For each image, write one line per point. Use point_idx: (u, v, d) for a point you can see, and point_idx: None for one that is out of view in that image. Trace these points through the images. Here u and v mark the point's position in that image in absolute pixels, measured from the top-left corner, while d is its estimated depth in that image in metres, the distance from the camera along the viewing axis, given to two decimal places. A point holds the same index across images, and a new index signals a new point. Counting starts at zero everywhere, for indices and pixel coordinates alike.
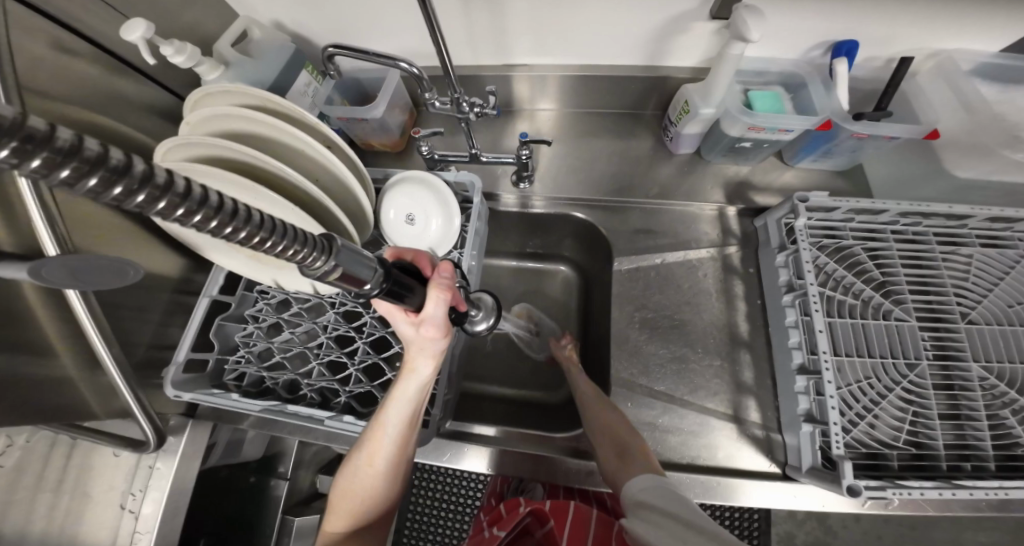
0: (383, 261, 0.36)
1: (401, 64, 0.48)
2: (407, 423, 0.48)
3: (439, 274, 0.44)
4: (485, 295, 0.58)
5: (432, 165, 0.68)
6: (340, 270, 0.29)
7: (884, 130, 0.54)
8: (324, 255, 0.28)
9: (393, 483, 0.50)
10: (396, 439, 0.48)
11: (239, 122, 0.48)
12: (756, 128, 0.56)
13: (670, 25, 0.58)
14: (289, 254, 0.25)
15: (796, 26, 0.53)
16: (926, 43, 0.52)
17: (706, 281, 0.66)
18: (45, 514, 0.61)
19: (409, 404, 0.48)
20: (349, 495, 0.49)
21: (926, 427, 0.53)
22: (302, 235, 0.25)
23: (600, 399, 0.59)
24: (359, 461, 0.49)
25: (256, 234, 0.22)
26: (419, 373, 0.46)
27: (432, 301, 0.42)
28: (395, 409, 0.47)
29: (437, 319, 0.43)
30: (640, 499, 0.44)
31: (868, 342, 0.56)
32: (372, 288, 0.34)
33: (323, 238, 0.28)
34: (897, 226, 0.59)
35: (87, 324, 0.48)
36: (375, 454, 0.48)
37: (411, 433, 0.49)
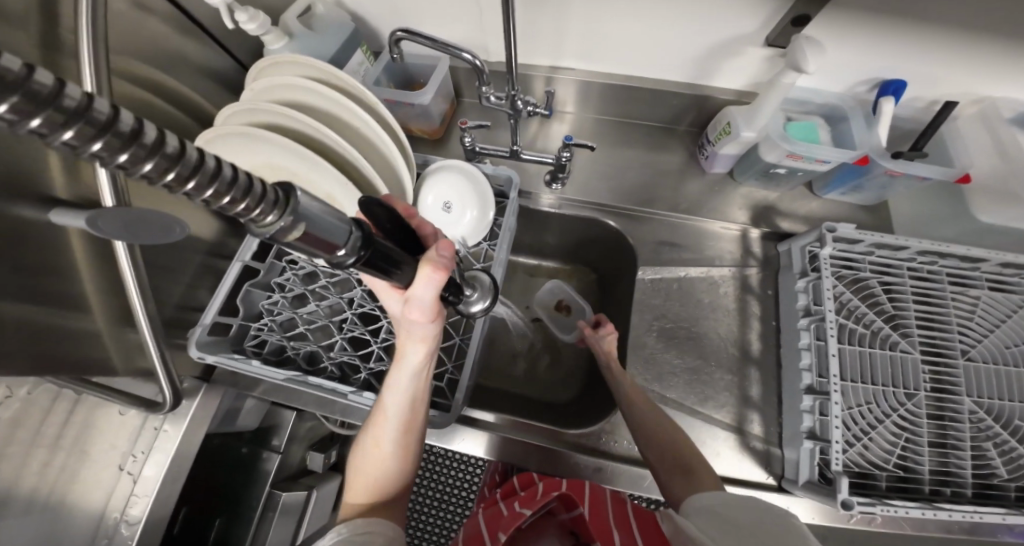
0: (365, 233, 0.31)
1: (465, 55, 0.49)
2: (407, 402, 0.49)
3: (435, 251, 0.39)
4: (481, 274, 0.56)
5: (470, 156, 0.69)
6: (305, 229, 0.25)
7: (917, 170, 0.56)
8: (287, 214, 0.24)
9: (404, 459, 0.51)
10: (398, 422, 0.49)
11: (298, 92, 0.50)
12: (795, 156, 0.58)
13: (724, 47, 0.60)
14: (252, 213, 0.22)
15: (849, 59, 0.55)
16: (974, 87, 0.55)
17: (725, 298, 0.68)
18: (36, 470, 0.59)
19: (409, 389, 0.49)
20: (363, 477, 0.51)
21: (915, 452, 0.56)
22: (258, 188, 0.22)
23: (646, 401, 0.59)
24: (366, 444, 0.51)
25: (224, 192, 0.21)
26: (409, 360, 0.47)
27: (420, 281, 0.38)
28: (393, 391, 0.49)
29: (425, 300, 0.40)
30: (708, 510, 0.44)
31: (873, 370, 0.58)
32: (348, 256, 0.30)
33: (280, 190, 0.25)
34: (913, 263, 0.62)
35: (128, 277, 0.49)
36: (379, 437, 0.50)
37: (415, 411, 0.50)
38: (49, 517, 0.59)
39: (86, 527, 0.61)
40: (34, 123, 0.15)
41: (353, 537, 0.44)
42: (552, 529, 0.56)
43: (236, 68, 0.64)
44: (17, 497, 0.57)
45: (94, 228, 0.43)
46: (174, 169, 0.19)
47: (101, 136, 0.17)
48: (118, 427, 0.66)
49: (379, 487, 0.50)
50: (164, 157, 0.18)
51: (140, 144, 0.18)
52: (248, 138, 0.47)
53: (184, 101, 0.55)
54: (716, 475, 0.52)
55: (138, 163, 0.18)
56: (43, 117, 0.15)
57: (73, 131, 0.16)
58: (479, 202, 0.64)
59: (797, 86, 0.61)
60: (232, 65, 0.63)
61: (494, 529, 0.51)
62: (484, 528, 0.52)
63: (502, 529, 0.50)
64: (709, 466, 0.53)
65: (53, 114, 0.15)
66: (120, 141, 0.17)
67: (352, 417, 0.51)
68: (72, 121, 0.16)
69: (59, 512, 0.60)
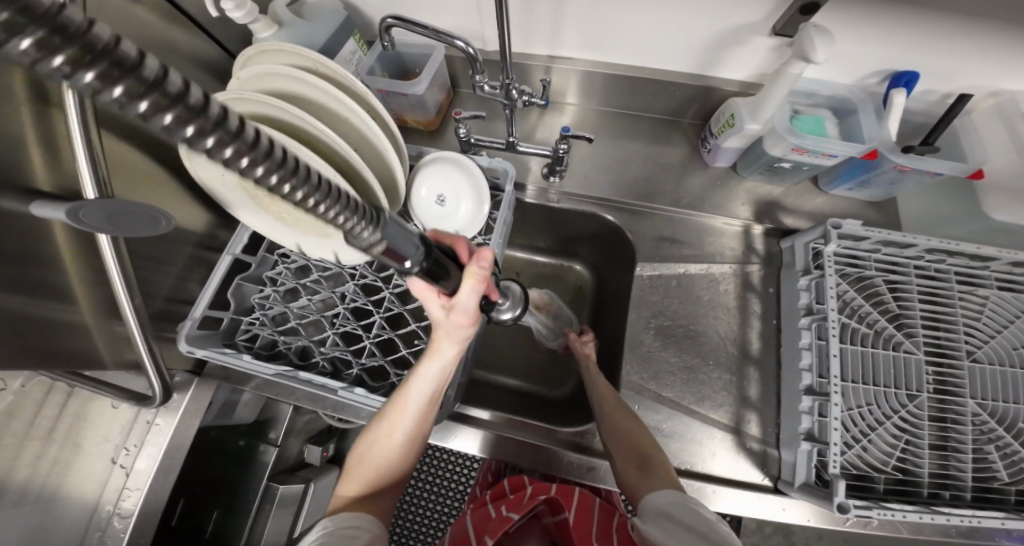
0: (427, 244, 0.34)
1: (457, 42, 0.47)
2: (431, 397, 0.49)
3: (478, 261, 0.43)
4: (513, 285, 0.57)
5: (466, 148, 0.67)
6: (383, 245, 0.27)
7: (929, 165, 0.54)
8: (373, 227, 0.26)
9: (410, 454, 0.51)
10: (416, 414, 0.49)
11: (290, 82, 0.48)
12: (801, 149, 0.56)
13: (728, 35, 0.58)
14: (339, 220, 0.23)
15: (859, 49, 0.53)
16: (992, 80, 0.52)
17: (725, 296, 0.66)
18: (30, 462, 0.58)
19: (432, 383, 0.49)
20: (367, 462, 0.50)
21: (914, 455, 0.54)
22: (353, 203, 0.23)
23: (616, 404, 0.58)
24: (380, 429, 0.49)
25: (314, 198, 0.20)
26: (442, 355, 0.48)
27: (465, 290, 0.42)
28: (421, 382, 0.48)
29: (469, 306, 0.43)
30: (663, 511, 0.44)
31: (875, 370, 0.56)
32: (411, 267, 0.33)
33: (373, 210, 0.27)
34: (920, 261, 0.60)
35: (114, 271, 0.48)
36: (395, 425, 0.49)
37: (432, 408, 0.50)
38: (40, 510, 0.58)
39: (82, 511, 0.61)
40: (118, 93, 0.13)
41: (335, 531, 0.43)
42: (536, 533, 0.56)
43: (225, 56, 0.62)
44: (10, 488, 0.56)
45: (75, 220, 0.42)
46: (266, 164, 0.17)
47: (155, 99, 0.14)
48: (110, 420, 0.65)
49: (380, 476, 0.50)
50: (228, 133, 0.16)
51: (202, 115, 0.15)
52: None
53: None
54: (676, 476, 0.51)
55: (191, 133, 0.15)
56: (95, 71, 0.12)
57: (123, 90, 0.13)
58: (473, 195, 0.62)
59: (805, 77, 0.59)
60: (221, 53, 0.61)
61: (481, 531, 0.51)
62: (471, 529, 0.52)
63: (488, 532, 0.50)
64: (672, 466, 0.52)
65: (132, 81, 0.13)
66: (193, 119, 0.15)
67: (366, 395, 0.49)
68: (123, 78, 0.13)
69: (54, 503, 0.59)
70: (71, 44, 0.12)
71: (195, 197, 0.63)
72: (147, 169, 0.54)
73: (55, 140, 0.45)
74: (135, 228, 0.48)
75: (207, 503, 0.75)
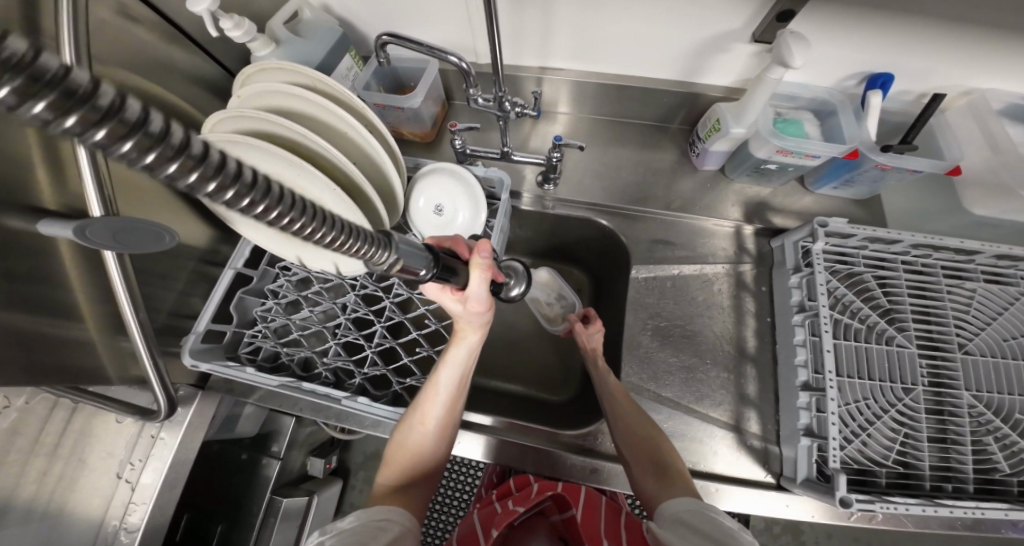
0: (432, 249, 0.37)
1: (451, 58, 0.50)
2: (459, 385, 0.51)
3: (480, 252, 0.43)
4: (514, 262, 0.57)
5: (462, 159, 0.69)
6: (398, 265, 0.32)
7: (908, 163, 0.56)
8: (385, 249, 0.29)
9: (442, 444, 0.51)
10: (447, 399, 0.50)
11: (290, 99, 0.50)
12: (784, 151, 0.58)
13: (710, 44, 0.60)
14: (354, 251, 0.26)
15: (835, 53, 0.55)
16: (965, 79, 0.54)
17: (719, 296, 0.68)
18: (35, 480, 0.58)
19: (460, 370, 0.51)
20: (402, 452, 0.50)
21: (915, 448, 0.55)
22: (361, 231, 0.26)
23: (629, 403, 0.58)
24: (412, 420, 0.50)
25: (336, 238, 0.25)
26: (466, 342, 0.51)
27: (474, 281, 0.44)
28: (448, 371, 0.50)
29: (480, 296, 0.45)
30: (678, 517, 0.44)
31: (869, 365, 0.58)
32: (427, 274, 0.36)
33: (381, 235, 0.29)
34: (907, 256, 0.61)
35: (119, 285, 0.49)
36: (427, 413, 0.50)
37: (461, 395, 0.52)
38: (45, 528, 0.58)
39: (85, 530, 0.61)
40: (127, 147, 0.16)
41: (368, 522, 0.43)
42: (543, 531, 0.56)
43: (224, 74, 0.64)
44: (16, 506, 0.56)
45: (83, 238, 0.43)
46: (246, 194, 0.20)
47: (135, 136, 0.16)
48: (113, 436, 0.64)
49: (417, 466, 0.50)
50: (195, 160, 0.18)
51: (176, 147, 0.17)
52: (238, 145, 0.47)
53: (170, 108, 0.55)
54: (693, 481, 0.51)
55: (166, 164, 0.17)
56: (79, 116, 0.14)
57: (105, 130, 0.15)
58: (470, 203, 0.64)
59: (786, 82, 0.61)
60: (220, 71, 0.63)
61: (488, 525, 0.52)
62: (479, 525, 0.53)
63: (495, 525, 0.51)
64: (688, 473, 0.52)
65: (117, 128, 0.15)
66: (174, 155, 0.17)
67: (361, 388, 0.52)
68: (104, 120, 0.15)
69: (60, 521, 0.59)
70: (53, 90, 0.14)
71: (198, 214, 0.65)
72: (151, 188, 0.56)
73: (61, 161, 0.46)
74: (141, 243, 0.49)
75: (212, 521, 0.75)
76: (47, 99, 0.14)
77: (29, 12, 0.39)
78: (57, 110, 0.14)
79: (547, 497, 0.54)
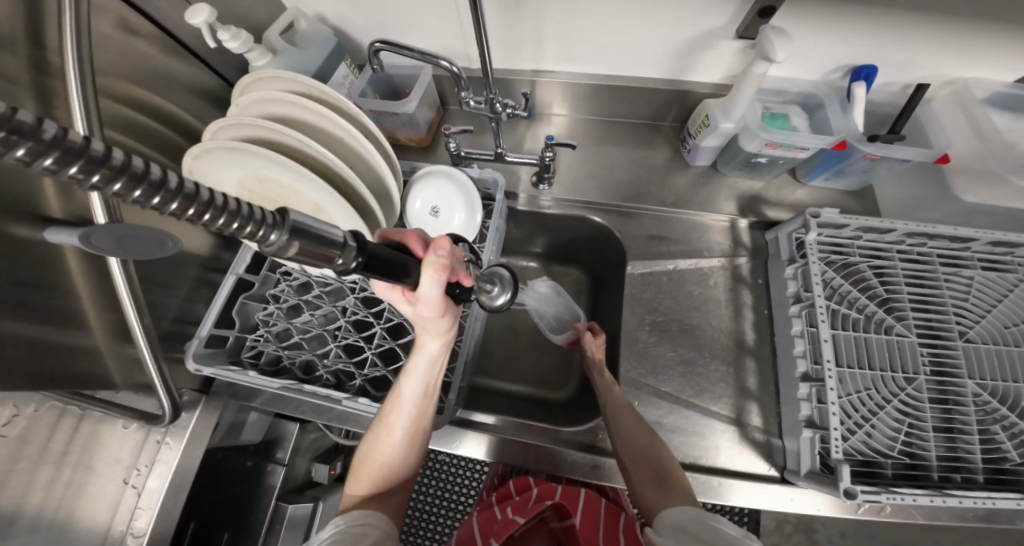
0: (360, 235, 0.31)
1: (441, 62, 0.51)
2: (423, 396, 0.50)
3: (435, 250, 0.40)
4: (500, 270, 0.53)
5: (457, 161, 0.71)
6: (298, 247, 0.25)
7: (897, 152, 0.57)
8: (276, 229, 0.24)
9: (412, 453, 0.51)
10: (413, 410, 0.49)
11: (287, 106, 0.52)
12: (773, 144, 0.59)
13: (698, 41, 0.61)
14: (292, 250, 0.25)
15: (820, 47, 0.56)
16: (947, 69, 0.55)
17: (716, 289, 0.68)
18: (44, 487, 0.58)
19: (424, 380, 0.49)
20: (370, 462, 0.50)
21: (921, 438, 0.54)
22: (311, 232, 0.25)
23: (631, 411, 0.57)
24: (377, 431, 0.50)
25: (263, 231, 0.23)
26: (426, 349, 0.48)
27: (425, 282, 0.39)
28: (410, 381, 0.49)
29: (432, 298, 0.41)
30: (679, 526, 0.41)
31: (870, 355, 0.56)
32: (347, 263, 0.29)
33: (277, 213, 0.25)
34: (902, 246, 0.61)
35: (123, 291, 0.50)
36: (392, 424, 0.49)
37: (427, 405, 0.50)
38: (52, 537, 0.58)
39: (91, 538, 0.60)
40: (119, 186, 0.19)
41: (348, 529, 0.43)
42: (542, 536, 0.57)
43: (223, 84, 0.66)
44: (23, 517, 0.55)
45: (87, 243, 0.45)
46: (266, 229, 0.24)
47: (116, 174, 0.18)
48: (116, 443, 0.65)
49: (385, 476, 0.50)
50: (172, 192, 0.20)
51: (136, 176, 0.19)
52: (237, 152, 0.49)
53: (170, 118, 0.56)
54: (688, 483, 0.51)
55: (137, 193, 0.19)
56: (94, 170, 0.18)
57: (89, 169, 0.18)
58: (465, 205, 0.65)
59: (773, 76, 0.62)
60: (219, 82, 0.65)
61: (487, 533, 0.51)
62: (478, 531, 0.53)
63: (494, 534, 0.50)
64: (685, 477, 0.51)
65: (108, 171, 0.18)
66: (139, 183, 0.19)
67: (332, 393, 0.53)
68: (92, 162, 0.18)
69: (67, 531, 0.59)
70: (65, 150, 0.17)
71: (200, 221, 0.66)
72: None
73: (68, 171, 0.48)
74: (146, 250, 0.51)
75: (218, 532, 0.76)
76: (72, 160, 0.18)
77: (33, 27, 0.41)
78: (61, 161, 0.17)
79: (546, 506, 0.54)
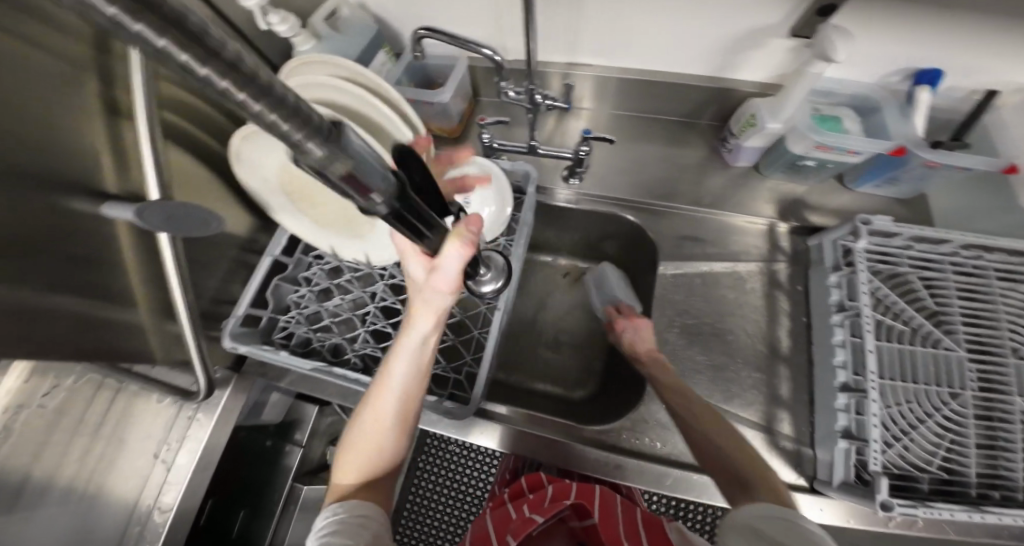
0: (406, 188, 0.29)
1: (485, 51, 0.50)
2: (414, 376, 0.48)
3: (468, 226, 0.41)
4: (495, 256, 0.56)
5: (488, 153, 0.70)
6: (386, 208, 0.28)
7: (958, 160, 0.54)
8: (387, 195, 0.27)
9: (401, 435, 0.49)
10: (404, 391, 0.48)
11: (331, 91, 0.52)
12: (824, 147, 0.57)
13: (747, 38, 0.59)
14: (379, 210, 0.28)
15: (880, 48, 0.53)
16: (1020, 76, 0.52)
17: (750, 293, 0.66)
18: (77, 458, 0.59)
19: (417, 357, 0.48)
20: (358, 447, 0.48)
21: (960, 453, 0.51)
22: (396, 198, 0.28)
23: (701, 405, 0.53)
24: (365, 416, 0.48)
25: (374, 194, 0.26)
26: (418, 327, 0.47)
27: (449, 254, 0.40)
28: (401, 362, 0.47)
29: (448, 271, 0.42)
30: (749, 523, 0.37)
31: (913, 368, 0.54)
32: (382, 205, 0.27)
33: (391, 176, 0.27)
34: (956, 257, 0.58)
35: (170, 267, 0.52)
36: (381, 407, 0.47)
37: (418, 386, 0.49)
38: (81, 508, 0.58)
39: (119, 513, 0.61)
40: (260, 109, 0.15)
41: (348, 519, 0.42)
42: (562, 536, 0.57)
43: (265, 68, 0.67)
44: (55, 487, 0.57)
45: (141, 219, 0.46)
46: (382, 194, 0.26)
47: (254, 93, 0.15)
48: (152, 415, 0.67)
49: (381, 461, 0.48)
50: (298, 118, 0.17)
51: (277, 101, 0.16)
52: None
53: None
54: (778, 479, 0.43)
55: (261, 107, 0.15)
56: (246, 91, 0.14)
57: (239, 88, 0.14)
58: (497, 198, 0.66)
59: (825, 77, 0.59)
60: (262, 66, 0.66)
61: (504, 533, 0.51)
62: (493, 531, 0.52)
63: (511, 533, 0.50)
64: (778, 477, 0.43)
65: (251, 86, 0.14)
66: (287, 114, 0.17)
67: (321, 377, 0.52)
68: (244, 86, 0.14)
69: (95, 503, 0.60)
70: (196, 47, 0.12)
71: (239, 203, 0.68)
72: (199, 176, 0.59)
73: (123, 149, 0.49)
74: (193, 227, 0.52)
75: (235, 510, 0.76)
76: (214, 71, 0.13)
77: None
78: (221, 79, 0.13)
79: (562, 506, 0.53)
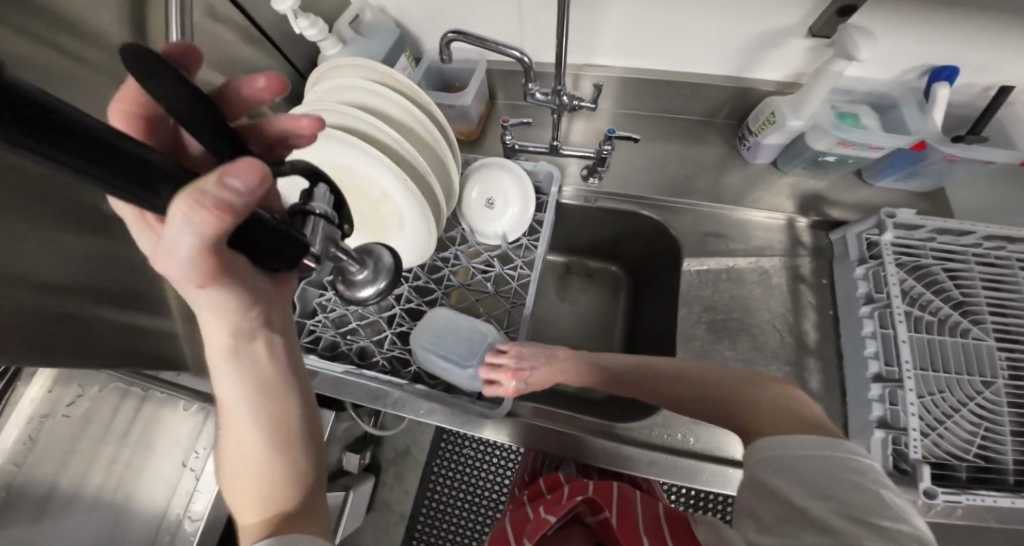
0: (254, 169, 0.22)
1: (515, 53, 0.51)
2: (267, 378, 0.31)
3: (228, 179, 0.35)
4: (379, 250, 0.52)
5: (510, 154, 0.71)
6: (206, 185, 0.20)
7: (980, 154, 0.56)
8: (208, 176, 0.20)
9: (303, 449, 0.32)
10: (257, 403, 0.30)
11: (362, 94, 0.53)
12: (846, 143, 0.58)
13: (767, 37, 0.60)
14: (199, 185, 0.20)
15: (899, 45, 0.55)
16: None
17: (775, 288, 0.67)
18: (105, 466, 0.57)
19: (240, 365, 0.30)
20: (243, 498, 0.30)
21: (996, 442, 0.52)
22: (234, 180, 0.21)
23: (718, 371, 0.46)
24: (228, 454, 0.31)
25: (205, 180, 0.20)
26: (207, 322, 0.28)
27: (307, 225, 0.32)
28: (228, 378, 0.30)
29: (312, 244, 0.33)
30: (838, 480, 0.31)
31: (944, 358, 0.55)
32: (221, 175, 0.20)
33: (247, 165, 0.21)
34: (978, 248, 0.59)
35: None
36: (238, 434, 0.30)
37: (287, 388, 0.32)
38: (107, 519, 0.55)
39: (147, 521, 0.56)
40: None
41: None
42: (579, 536, 0.52)
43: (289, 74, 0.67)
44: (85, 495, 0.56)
45: None
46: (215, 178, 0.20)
47: None
48: None
49: (278, 494, 0.30)
50: None
51: None
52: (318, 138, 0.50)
53: None
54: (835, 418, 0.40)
55: None
56: None
57: None
58: (521, 199, 0.66)
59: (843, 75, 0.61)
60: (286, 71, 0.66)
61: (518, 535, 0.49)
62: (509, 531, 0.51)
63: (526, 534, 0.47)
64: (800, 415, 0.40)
65: None
66: None
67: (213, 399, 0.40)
68: None
69: (123, 512, 0.56)
70: None
71: None
72: None
73: None
74: None
75: None
76: None
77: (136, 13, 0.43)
78: None
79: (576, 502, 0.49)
